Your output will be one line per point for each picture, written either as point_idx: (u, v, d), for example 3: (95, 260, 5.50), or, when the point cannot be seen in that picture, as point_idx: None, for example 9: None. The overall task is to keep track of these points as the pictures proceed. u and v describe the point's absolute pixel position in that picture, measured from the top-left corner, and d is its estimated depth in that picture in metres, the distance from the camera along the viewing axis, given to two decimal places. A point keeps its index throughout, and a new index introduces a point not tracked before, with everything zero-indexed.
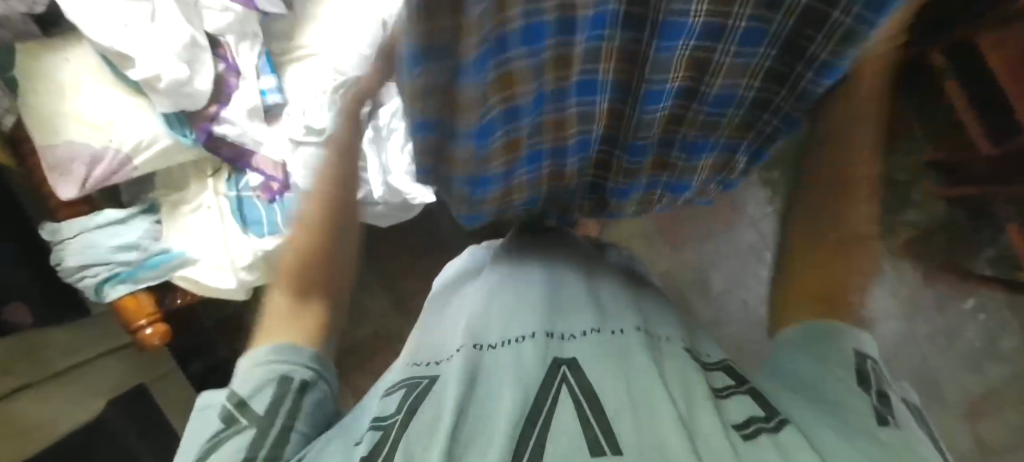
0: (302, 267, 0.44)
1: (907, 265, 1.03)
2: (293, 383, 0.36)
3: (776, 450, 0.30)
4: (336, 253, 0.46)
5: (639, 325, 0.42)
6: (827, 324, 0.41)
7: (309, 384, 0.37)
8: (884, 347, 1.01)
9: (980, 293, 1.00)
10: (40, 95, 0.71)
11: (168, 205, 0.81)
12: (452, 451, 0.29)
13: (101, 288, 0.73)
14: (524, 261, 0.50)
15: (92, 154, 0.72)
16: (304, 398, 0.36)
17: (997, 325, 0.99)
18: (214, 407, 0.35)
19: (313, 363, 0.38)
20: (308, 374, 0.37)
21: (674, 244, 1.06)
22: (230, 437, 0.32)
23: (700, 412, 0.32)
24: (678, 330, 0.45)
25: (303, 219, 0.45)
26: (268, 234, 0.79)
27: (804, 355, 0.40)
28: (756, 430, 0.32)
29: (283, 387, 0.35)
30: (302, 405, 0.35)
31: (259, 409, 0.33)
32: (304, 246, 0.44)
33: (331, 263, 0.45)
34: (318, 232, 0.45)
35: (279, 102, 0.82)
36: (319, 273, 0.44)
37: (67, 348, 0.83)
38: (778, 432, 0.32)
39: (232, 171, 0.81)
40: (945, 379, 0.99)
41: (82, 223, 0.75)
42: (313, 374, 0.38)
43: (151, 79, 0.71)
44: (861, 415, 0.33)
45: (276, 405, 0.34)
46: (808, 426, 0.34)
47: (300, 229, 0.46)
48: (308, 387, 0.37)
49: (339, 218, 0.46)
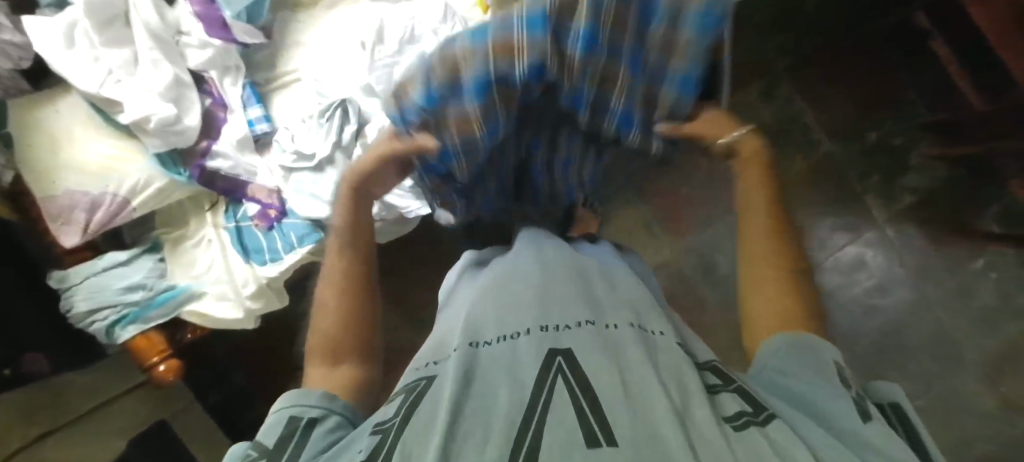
0: (333, 352, 0.45)
1: (914, 230, 1.01)
2: (300, 421, 0.37)
3: (767, 445, 0.29)
4: (355, 339, 0.46)
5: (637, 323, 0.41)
6: (808, 339, 0.38)
7: (319, 418, 0.37)
8: (896, 314, 1.00)
9: (989, 251, 0.99)
10: (32, 148, 0.72)
11: (170, 242, 0.82)
12: (448, 446, 0.29)
13: (112, 331, 0.75)
14: (517, 262, 0.50)
15: (92, 200, 0.73)
16: (316, 432, 0.36)
17: (1011, 281, 0.97)
18: (239, 454, 0.36)
19: (322, 401, 0.39)
20: (318, 411, 0.38)
21: (676, 230, 1.07)
22: None
23: (694, 405, 0.31)
24: (673, 326, 0.44)
25: (331, 313, 0.47)
26: (270, 262, 0.80)
27: (803, 362, 0.36)
28: (745, 423, 0.30)
29: (291, 425, 0.37)
30: (309, 441, 0.36)
31: (270, 442, 0.36)
32: (330, 334, 0.46)
33: (350, 341, 0.45)
34: (343, 293, 0.47)
35: (268, 130, 0.82)
36: (344, 356, 0.45)
37: (87, 391, 0.85)
38: (767, 426, 0.30)
39: (229, 203, 0.83)
40: (961, 340, 0.98)
41: (88, 268, 0.76)
42: (320, 410, 0.38)
43: (141, 121, 0.72)
44: (843, 418, 0.32)
45: (284, 442, 0.36)
46: (796, 422, 0.32)
47: (327, 282, 0.49)
48: (317, 420, 0.37)
49: (338, 309, 0.47)
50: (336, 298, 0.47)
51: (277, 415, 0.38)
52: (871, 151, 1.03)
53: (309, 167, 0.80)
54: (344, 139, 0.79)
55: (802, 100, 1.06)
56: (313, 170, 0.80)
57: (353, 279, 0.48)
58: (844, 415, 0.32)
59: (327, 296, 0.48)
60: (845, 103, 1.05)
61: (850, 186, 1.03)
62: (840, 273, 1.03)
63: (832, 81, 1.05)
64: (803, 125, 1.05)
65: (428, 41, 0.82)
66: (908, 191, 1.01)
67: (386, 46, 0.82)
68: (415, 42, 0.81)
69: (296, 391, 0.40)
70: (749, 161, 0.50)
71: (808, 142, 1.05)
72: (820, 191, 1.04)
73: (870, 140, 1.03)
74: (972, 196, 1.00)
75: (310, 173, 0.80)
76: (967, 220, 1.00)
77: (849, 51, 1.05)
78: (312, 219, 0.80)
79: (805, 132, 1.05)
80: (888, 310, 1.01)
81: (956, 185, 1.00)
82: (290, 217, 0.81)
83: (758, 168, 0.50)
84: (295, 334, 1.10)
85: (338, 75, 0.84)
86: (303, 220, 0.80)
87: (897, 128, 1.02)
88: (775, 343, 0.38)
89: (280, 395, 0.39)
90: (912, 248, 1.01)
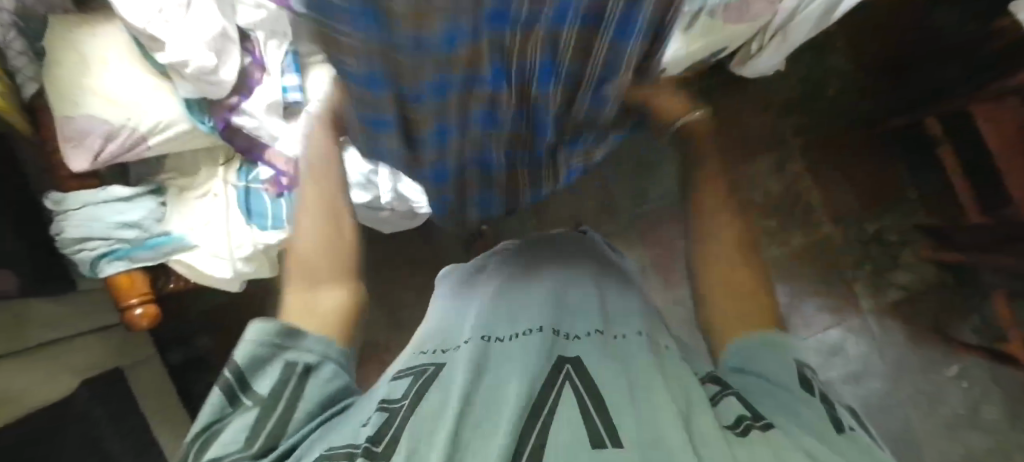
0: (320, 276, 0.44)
1: (897, 327, 1.04)
2: (297, 367, 0.38)
3: (768, 449, 0.30)
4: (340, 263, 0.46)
5: (641, 331, 0.43)
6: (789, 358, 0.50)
7: (315, 366, 0.39)
8: (868, 405, 1.02)
9: (964, 359, 1.01)
10: (62, 66, 0.72)
11: (174, 189, 0.82)
12: (459, 434, 0.30)
13: (97, 263, 0.74)
14: (529, 268, 0.53)
15: (108, 130, 0.72)
16: (316, 383, 0.38)
17: (980, 393, 1.00)
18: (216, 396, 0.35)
19: (318, 344, 0.40)
20: (313, 358, 0.39)
21: (669, 280, 1.09)
22: (236, 416, 0.34)
23: (696, 412, 0.33)
24: (675, 341, 0.46)
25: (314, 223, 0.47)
26: (271, 229, 0.80)
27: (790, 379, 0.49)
28: (745, 428, 0.33)
29: (289, 371, 0.37)
30: (306, 389, 0.38)
31: (263, 390, 0.36)
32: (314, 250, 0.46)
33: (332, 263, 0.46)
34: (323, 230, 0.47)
35: (299, 100, 0.82)
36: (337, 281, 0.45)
37: (51, 321, 0.82)
38: (768, 430, 0.33)
39: (244, 162, 0.84)
40: (924, 443, 0.99)
41: (87, 196, 0.74)
42: (317, 356, 0.39)
43: (178, 64, 0.72)
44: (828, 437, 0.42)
45: (278, 391, 0.36)
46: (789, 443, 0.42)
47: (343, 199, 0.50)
48: (312, 369, 0.38)
49: (316, 242, 0.46)
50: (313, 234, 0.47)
51: (267, 351, 0.37)
52: (868, 241, 1.06)
53: (330, 143, 0.79)
54: None
55: (812, 180, 1.09)
56: None
57: (337, 211, 0.49)
58: (820, 424, 0.34)
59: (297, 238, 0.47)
60: (850, 190, 1.08)
61: (841, 271, 1.07)
62: (818, 353, 1.05)
63: (844, 169, 1.09)
64: (807, 205, 1.09)
65: None
66: (896, 286, 1.05)
67: None
68: None
69: (315, 332, 0.40)
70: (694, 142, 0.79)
71: (809, 221, 1.09)
72: (811, 271, 1.07)
73: (869, 231, 1.07)
74: (957, 305, 1.02)
75: None
76: (947, 325, 1.02)
77: (862, 142, 1.08)
78: None
79: (806, 211, 1.08)
80: (859, 400, 1.02)
81: (944, 291, 1.03)
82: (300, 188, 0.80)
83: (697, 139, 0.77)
84: (274, 309, 1.07)
85: None
86: None
87: (896, 224, 1.06)
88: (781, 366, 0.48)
89: (256, 321, 0.38)
90: (890, 343, 1.04)
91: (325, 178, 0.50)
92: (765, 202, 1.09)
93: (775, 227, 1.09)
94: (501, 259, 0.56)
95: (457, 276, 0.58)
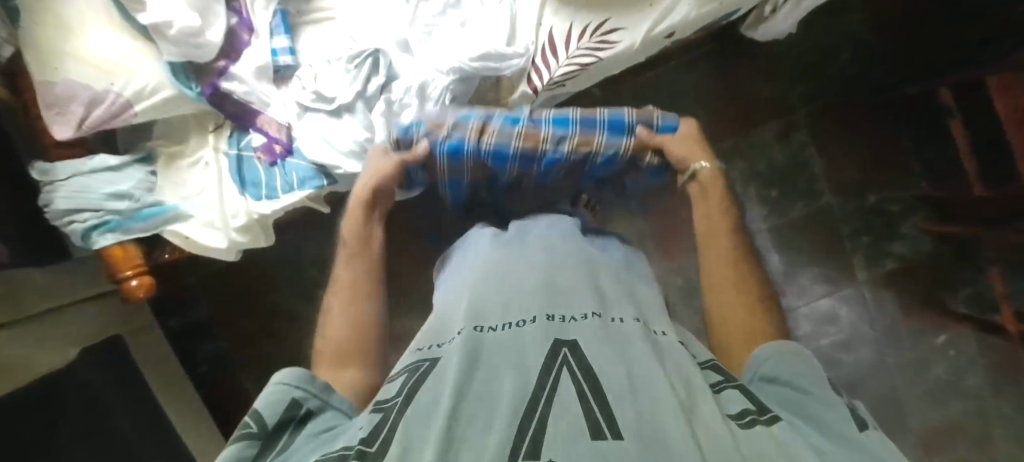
0: (348, 354, 0.47)
1: (889, 297, 1.06)
2: (301, 408, 0.38)
3: (773, 444, 0.29)
4: (366, 347, 0.48)
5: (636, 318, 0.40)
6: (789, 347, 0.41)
7: (317, 412, 0.38)
8: (856, 372, 1.04)
9: (953, 329, 1.02)
10: (38, 27, 0.68)
11: (166, 156, 0.79)
12: (452, 428, 0.29)
13: (89, 235, 0.72)
14: (523, 248, 0.50)
15: (92, 96, 0.69)
16: (312, 425, 0.37)
17: (967, 361, 1.02)
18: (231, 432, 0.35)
19: (321, 392, 0.39)
20: (315, 403, 0.39)
21: (668, 250, 1.09)
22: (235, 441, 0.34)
23: (699, 402, 0.31)
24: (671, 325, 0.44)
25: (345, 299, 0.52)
26: (266, 199, 0.78)
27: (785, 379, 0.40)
28: (750, 421, 0.31)
29: (294, 408, 0.37)
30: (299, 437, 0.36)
31: (269, 420, 0.36)
32: (341, 330, 0.49)
33: (358, 344, 0.48)
34: (347, 310, 0.50)
35: (291, 64, 0.80)
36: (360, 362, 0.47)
37: (45, 290, 0.82)
38: (772, 425, 0.31)
39: (235, 129, 0.81)
40: (908, 407, 1.02)
41: (75, 166, 0.72)
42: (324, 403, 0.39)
43: (162, 25, 0.69)
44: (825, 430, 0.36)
45: None
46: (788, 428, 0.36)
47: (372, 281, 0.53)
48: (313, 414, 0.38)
49: (345, 319, 0.50)
50: (345, 305, 0.51)
51: (280, 391, 0.38)
52: (867, 212, 1.07)
53: (325, 110, 0.79)
54: (368, 90, 0.79)
55: (816, 149, 1.08)
56: (329, 114, 0.79)
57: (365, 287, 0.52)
58: (837, 425, 0.32)
59: (332, 319, 0.51)
60: (853, 160, 1.07)
61: (838, 241, 1.07)
62: (811, 322, 1.07)
63: (848, 139, 1.07)
64: (809, 174, 1.08)
65: (473, 9, 0.80)
66: (893, 257, 1.06)
67: (430, 4, 0.79)
68: (459, 8, 0.80)
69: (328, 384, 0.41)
70: (708, 195, 0.55)
71: (810, 191, 1.08)
72: (809, 241, 1.08)
73: (869, 202, 1.07)
74: (950, 277, 1.03)
75: (326, 116, 0.79)
76: (940, 296, 1.03)
77: (868, 110, 1.06)
78: (319, 164, 0.78)
79: (808, 182, 1.08)
80: (847, 367, 1.04)
81: (938, 262, 1.04)
82: (295, 157, 0.79)
83: (715, 197, 0.54)
84: (274, 277, 1.07)
85: (367, 21, 0.82)
86: (308, 163, 0.78)
87: (897, 196, 1.05)
88: (773, 348, 0.40)
89: (277, 372, 0.40)
90: (881, 312, 1.05)
91: (358, 247, 0.55)
92: (767, 172, 1.09)
93: (776, 197, 1.09)
94: (495, 239, 0.53)
95: (452, 263, 0.56)
